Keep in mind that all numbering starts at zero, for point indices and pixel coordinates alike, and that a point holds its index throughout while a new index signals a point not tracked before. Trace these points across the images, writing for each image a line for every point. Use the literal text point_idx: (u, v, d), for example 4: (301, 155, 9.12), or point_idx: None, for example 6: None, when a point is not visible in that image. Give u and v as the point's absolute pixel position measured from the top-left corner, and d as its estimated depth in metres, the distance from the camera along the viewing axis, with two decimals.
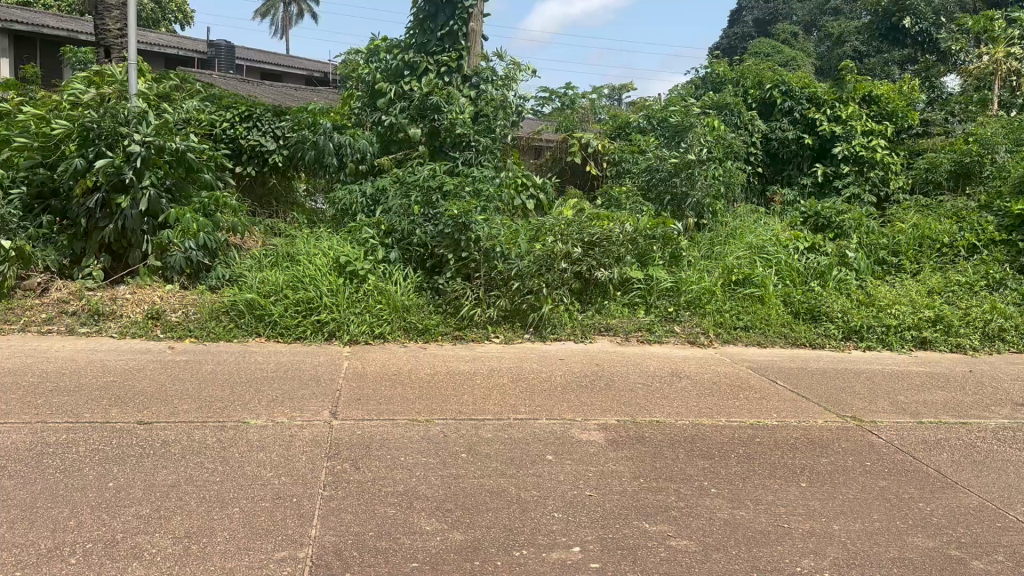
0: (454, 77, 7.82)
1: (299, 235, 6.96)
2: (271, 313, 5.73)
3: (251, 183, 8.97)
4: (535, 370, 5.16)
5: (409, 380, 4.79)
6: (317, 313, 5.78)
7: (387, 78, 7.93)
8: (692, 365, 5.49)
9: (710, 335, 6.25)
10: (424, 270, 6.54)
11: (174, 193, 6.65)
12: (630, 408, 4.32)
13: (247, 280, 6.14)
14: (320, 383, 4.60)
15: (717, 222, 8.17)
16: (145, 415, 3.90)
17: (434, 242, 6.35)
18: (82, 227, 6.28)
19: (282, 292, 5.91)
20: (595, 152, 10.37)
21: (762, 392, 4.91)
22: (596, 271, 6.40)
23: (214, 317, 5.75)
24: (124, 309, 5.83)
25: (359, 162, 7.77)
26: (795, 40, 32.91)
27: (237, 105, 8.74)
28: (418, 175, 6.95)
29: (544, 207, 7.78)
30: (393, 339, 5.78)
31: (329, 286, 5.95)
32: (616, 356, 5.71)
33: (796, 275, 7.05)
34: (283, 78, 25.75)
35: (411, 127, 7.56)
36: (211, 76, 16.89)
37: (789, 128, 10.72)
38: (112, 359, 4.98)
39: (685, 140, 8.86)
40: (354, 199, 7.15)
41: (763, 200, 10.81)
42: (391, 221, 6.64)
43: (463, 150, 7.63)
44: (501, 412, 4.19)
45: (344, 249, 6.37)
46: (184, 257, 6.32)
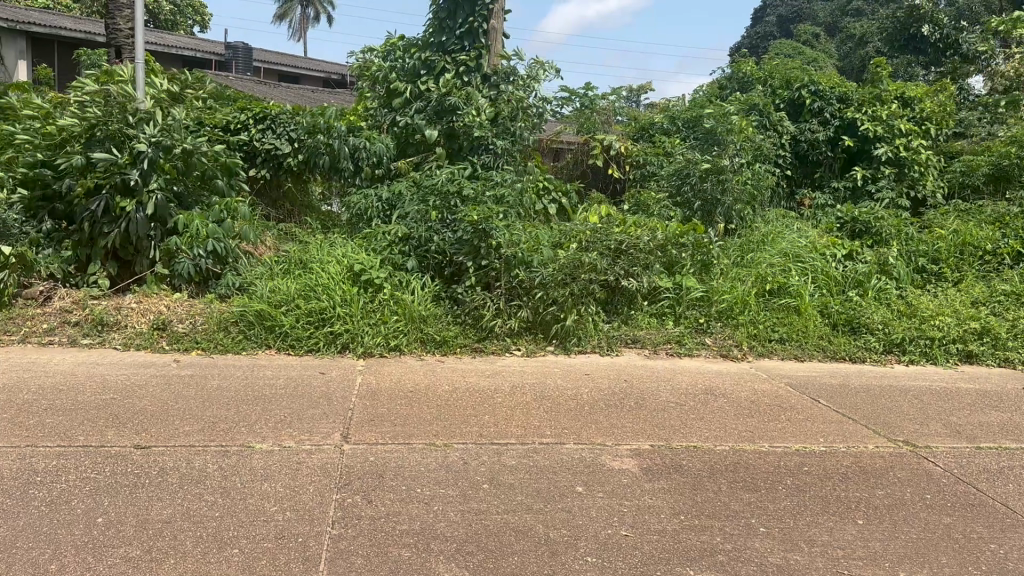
0: (473, 77, 7.52)
1: (312, 242, 6.69)
2: (282, 324, 5.45)
3: (265, 186, 8.73)
4: (559, 387, 4.84)
5: (426, 397, 4.49)
6: (329, 324, 5.50)
7: (405, 78, 7.64)
8: (727, 381, 5.16)
9: (743, 348, 5.93)
10: (443, 278, 6.25)
11: (182, 198, 6.43)
12: (665, 431, 4.01)
13: (257, 288, 5.87)
14: (331, 401, 4.32)
15: (747, 227, 7.83)
16: (142, 438, 3.63)
17: (453, 249, 6.06)
18: (88, 233, 6.04)
19: (293, 301, 5.63)
20: (617, 154, 10.05)
21: (804, 412, 4.57)
22: (622, 280, 6.08)
23: (223, 328, 5.49)
24: (129, 319, 5.58)
25: (375, 166, 7.50)
26: (818, 41, 32.38)
27: (252, 107, 8.55)
28: (436, 178, 6.66)
29: (566, 212, 7.48)
30: (410, 352, 5.49)
31: (343, 296, 5.67)
32: (645, 371, 5.38)
33: (833, 285, 6.71)
34: (301, 80, 25.65)
35: (428, 129, 7.28)
36: (227, 78, 16.77)
37: (819, 130, 10.35)
38: (113, 373, 4.72)
39: (712, 142, 8.51)
40: (369, 204, 6.86)
41: (792, 203, 10.45)
42: (408, 227, 6.36)
43: (482, 152, 7.34)
44: (526, 434, 3.89)
45: (359, 256, 6.09)
46: (193, 264, 6.07)
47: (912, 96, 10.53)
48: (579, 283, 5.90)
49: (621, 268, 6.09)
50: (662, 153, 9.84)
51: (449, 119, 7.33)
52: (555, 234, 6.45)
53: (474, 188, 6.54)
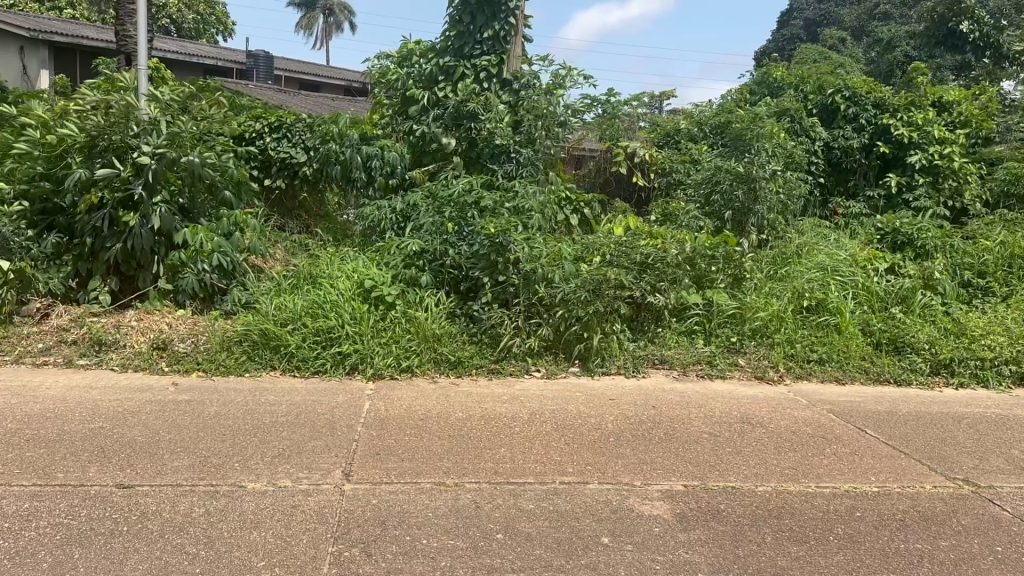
0: (493, 83, 7.18)
1: (323, 255, 6.40)
2: (288, 343, 5.15)
3: (281, 196, 8.53)
4: (581, 414, 4.49)
5: (438, 426, 4.16)
6: (338, 344, 5.19)
7: (422, 84, 7.31)
8: (764, 408, 4.79)
9: (780, 370, 5.55)
10: (459, 294, 5.93)
11: (187, 211, 6.14)
12: (701, 468, 3.66)
13: (263, 305, 5.58)
14: (334, 431, 3.99)
15: (781, 238, 7.43)
16: (126, 475, 3.33)
17: (469, 264, 5.73)
18: (88, 247, 5.77)
19: (300, 320, 5.32)
20: (642, 162, 9.69)
21: (851, 445, 4.21)
22: (649, 297, 5.71)
23: (226, 348, 5.19)
24: (129, 338, 5.30)
25: (389, 176, 7.20)
26: (844, 46, 31.83)
27: (267, 115, 8.38)
28: (453, 189, 6.33)
29: (589, 223, 7.13)
30: (423, 373, 5.16)
31: (352, 314, 5.36)
32: (673, 395, 5.02)
33: (875, 301, 6.29)
34: (322, 88, 25.53)
35: (445, 136, 6.96)
36: (248, 86, 16.60)
37: (854, 136, 9.92)
38: (106, 399, 4.43)
39: (743, 149, 8.12)
40: (383, 215, 6.55)
41: (825, 213, 10.03)
42: (422, 240, 6.04)
43: (502, 161, 7.00)
44: (546, 471, 3.54)
45: (371, 271, 5.78)
46: (197, 280, 5.78)
47: (951, 100, 10.06)
48: (603, 299, 5.53)
49: (647, 283, 5.72)
50: (689, 160, 9.47)
51: (467, 126, 7.00)
52: (577, 248, 6.10)
53: (493, 199, 6.21)
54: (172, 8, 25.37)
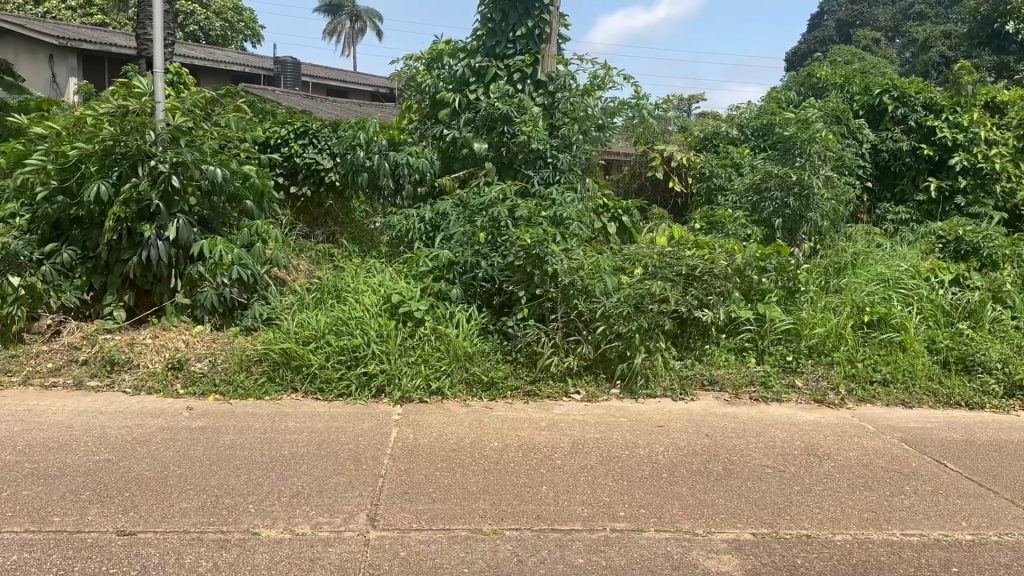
0: (527, 84, 6.81)
1: (348, 267, 6.07)
2: (310, 364, 4.80)
3: (307, 204, 8.40)
4: (627, 443, 4.08)
5: (473, 458, 3.79)
6: (363, 364, 4.83)
7: (452, 85, 6.94)
8: (829, 438, 4.37)
9: (841, 392, 5.12)
10: (492, 309, 5.54)
11: (207, 223, 5.81)
12: (769, 512, 3.29)
13: (284, 321, 5.25)
14: (359, 464, 3.64)
15: (831, 248, 7.01)
16: (129, 520, 3.00)
17: (502, 278, 5.35)
18: (103, 261, 5.46)
19: (323, 338, 4.98)
20: (680, 166, 9.30)
21: (931, 481, 3.79)
22: (697, 312, 5.29)
23: (245, 369, 4.86)
24: (142, 357, 4.99)
25: (418, 183, 6.85)
26: (878, 47, 31.11)
27: (293, 120, 8.20)
28: (486, 197, 5.96)
29: (629, 231, 6.74)
30: (454, 396, 4.79)
31: (378, 331, 5.00)
32: (727, 421, 4.60)
33: (941, 316, 5.81)
34: (350, 94, 25.37)
35: (476, 141, 6.60)
36: (275, 92, 16.40)
37: (903, 139, 9.42)
38: (115, 426, 4.11)
39: (790, 152, 7.68)
40: (411, 224, 6.21)
41: (872, 219, 9.55)
42: (453, 251, 5.67)
43: (537, 167, 6.63)
44: (596, 514, 3.16)
45: (398, 285, 5.43)
46: (216, 295, 5.48)
47: (1006, 100, 9.52)
48: (647, 315, 5.13)
49: (695, 297, 5.31)
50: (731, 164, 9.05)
51: (500, 130, 6.63)
52: (618, 259, 5.70)
53: (528, 207, 5.82)
54: (199, 15, 25.36)
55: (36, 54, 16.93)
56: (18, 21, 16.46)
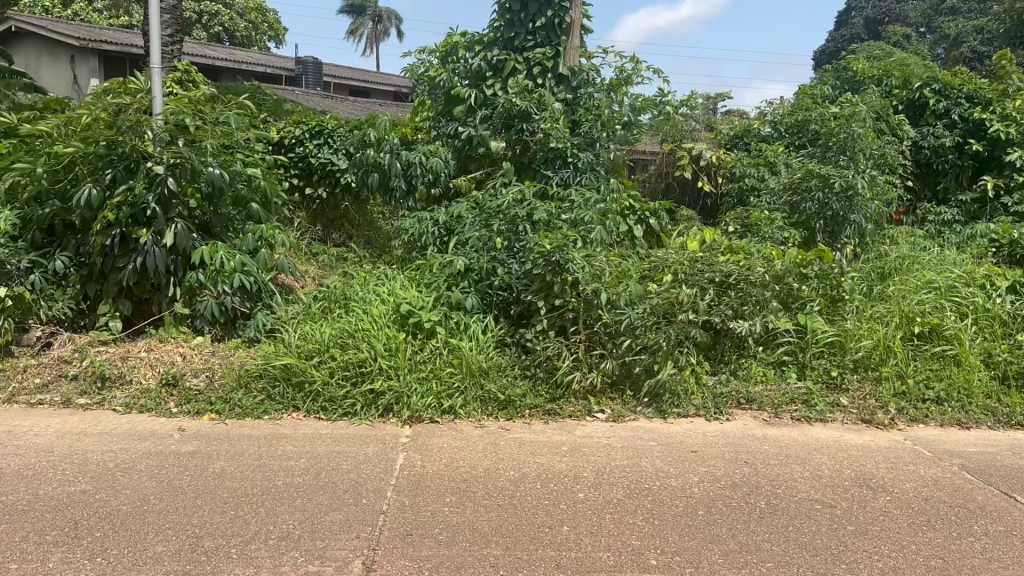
0: (548, 78, 6.41)
1: (358, 275, 5.73)
2: (313, 380, 4.46)
3: (322, 206, 8.20)
4: (655, 472, 3.69)
5: (486, 489, 3.42)
6: (369, 381, 4.47)
7: (468, 80, 6.55)
8: (881, 466, 3.95)
9: (890, 411, 4.70)
10: (509, 319, 5.16)
11: (208, 228, 5.47)
12: (822, 560, 2.89)
13: (287, 333, 4.90)
14: (360, 498, 3.29)
15: (872, 252, 6.58)
16: (93, 568, 2.66)
17: (520, 286, 4.96)
18: (97, 269, 5.15)
19: (327, 352, 4.63)
20: (709, 165, 8.88)
21: (1004, 519, 3.36)
22: (731, 324, 4.87)
23: (243, 385, 4.52)
24: (135, 372, 4.68)
25: (431, 184, 6.46)
26: (910, 43, 30.34)
27: (308, 120, 7.94)
28: (503, 199, 5.57)
29: (656, 235, 6.35)
30: (467, 416, 4.41)
31: (386, 345, 4.64)
32: (766, 446, 4.19)
33: (998, 326, 5.35)
34: (371, 94, 25.16)
35: (492, 140, 6.23)
36: (296, 92, 16.18)
37: (946, 134, 8.91)
38: (99, 450, 3.79)
39: (828, 149, 7.22)
40: (424, 228, 5.86)
41: (913, 219, 9.05)
42: (468, 258, 5.30)
43: (558, 167, 6.24)
44: (622, 563, 2.77)
45: (409, 294, 5.06)
46: (217, 304, 5.15)
47: None
48: (678, 327, 4.74)
49: (728, 307, 4.91)
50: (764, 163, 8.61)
51: (519, 127, 6.25)
52: (645, 266, 5.30)
53: (549, 210, 5.43)
54: (223, 15, 25.24)
55: (57, 56, 16.80)
56: (39, 23, 16.33)
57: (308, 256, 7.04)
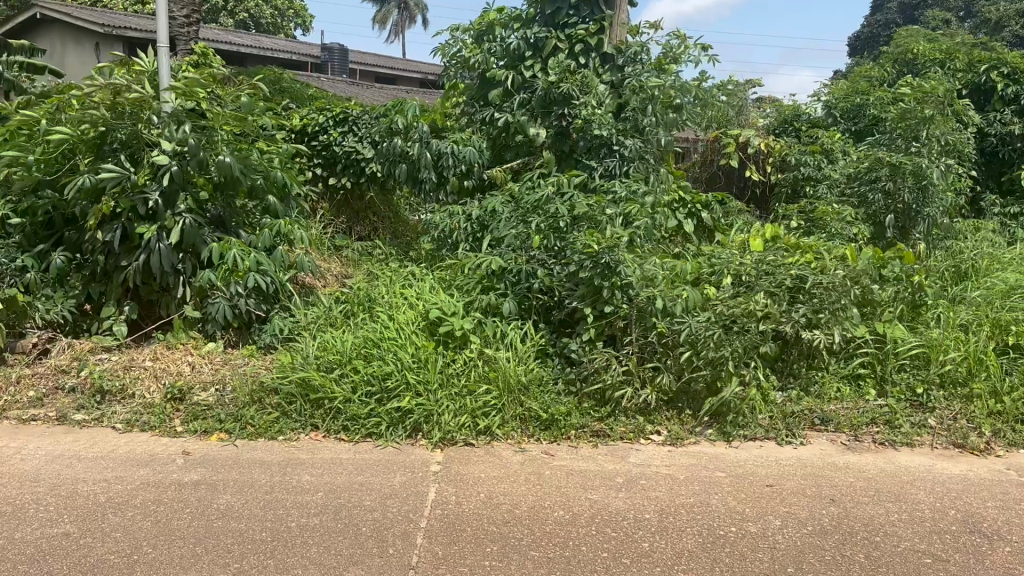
0: (592, 58, 5.82)
1: (384, 275, 5.25)
2: (334, 396, 3.97)
3: (346, 198, 7.84)
4: (728, 514, 3.17)
5: (531, 535, 2.92)
6: (397, 398, 3.97)
7: (503, 60, 5.99)
8: (990, 505, 3.39)
9: (987, 435, 4.12)
10: (552, 325, 4.64)
11: (221, 222, 4.99)
12: None
13: (306, 342, 4.42)
14: (385, 547, 2.80)
15: (945, 251, 5.99)
16: None
17: (564, 289, 4.43)
18: (100, 268, 4.71)
19: (350, 364, 4.13)
20: (758, 153, 8.29)
21: None
22: (804, 333, 4.30)
23: (256, 401, 4.05)
24: (139, 384, 4.24)
25: (464, 177, 6.00)
26: (952, 27, 29.23)
27: (331, 107, 7.49)
28: (543, 191, 5.04)
29: (708, 230, 5.80)
30: (506, 437, 3.91)
31: (415, 356, 4.14)
32: (850, 478, 3.66)
33: None
34: (397, 82, 24.66)
35: (530, 126, 5.69)
36: (320, 79, 15.72)
37: (1015, 120, 8.18)
38: (91, 478, 3.35)
39: (894, 136, 6.60)
40: (456, 223, 5.35)
41: (978, 213, 8.38)
42: (506, 257, 4.77)
43: (602, 156, 5.69)
44: None
45: (439, 297, 4.54)
46: (230, 307, 4.69)
47: None
48: (744, 339, 4.19)
49: (800, 314, 4.35)
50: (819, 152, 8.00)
51: (560, 113, 5.75)
52: (703, 267, 4.75)
53: (594, 204, 4.89)
54: (250, 2, 24.84)
55: (81, 43, 16.41)
56: (62, 9, 15.95)
57: (332, 252, 6.60)
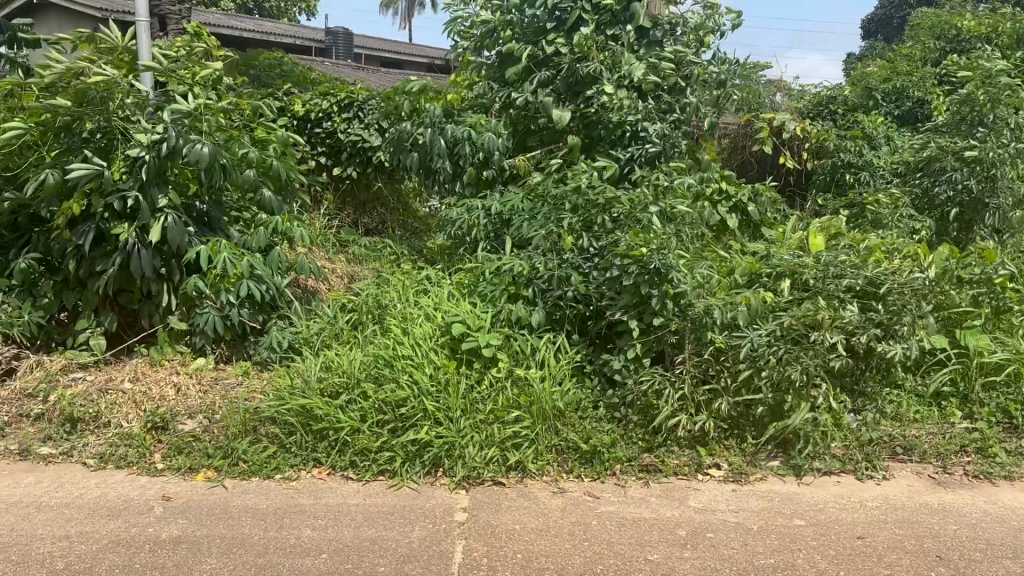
0: (625, 31, 5.14)
1: (395, 279, 4.67)
2: (339, 427, 3.39)
3: (352, 187, 7.27)
4: None
5: None
6: (413, 429, 3.38)
7: (523, 35, 5.35)
8: None
9: None
10: (588, 337, 4.05)
11: (207, 221, 4.39)
12: None
13: (307, 359, 3.84)
14: None
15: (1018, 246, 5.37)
16: None
17: (604, 297, 3.83)
18: (72, 274, 4.14)
19: (358, 388, 3.55)
20: (793, 138, 7.54)
21: None
22: (884, 348, 3.70)
23: (249, 432, 3.48)
24: (116, 410, 3.68)
25: (482, 167, 5.33)
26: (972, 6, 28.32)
27: (336, 91, 6.92)
28: (573, 184, 4.44)
29: (754, 225, 5.20)
30: (541, 475, 3.34)
31: (433, 378, 3.55)
32: (952, 526, 3.08)
33: None
34: (404, 67, 23.92)
35: (556, 108, 5.06)
36: (324, 64, 14.97)
37: None
38: (49, 536, 2.79)
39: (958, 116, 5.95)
40: (475, 220, 4.75)
41: None
42: (533, 259, 4.17)
43: (627, 143, 5.02)
44: None
45: (459, 306, 3.95)
46: (221, 318, 4.12)
47: None
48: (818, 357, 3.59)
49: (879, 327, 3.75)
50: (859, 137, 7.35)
51: (586, 95, 5.06)
52: (758, 266, 4.11)
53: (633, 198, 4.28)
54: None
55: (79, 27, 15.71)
56: None
57: (337, 251, 6.03)
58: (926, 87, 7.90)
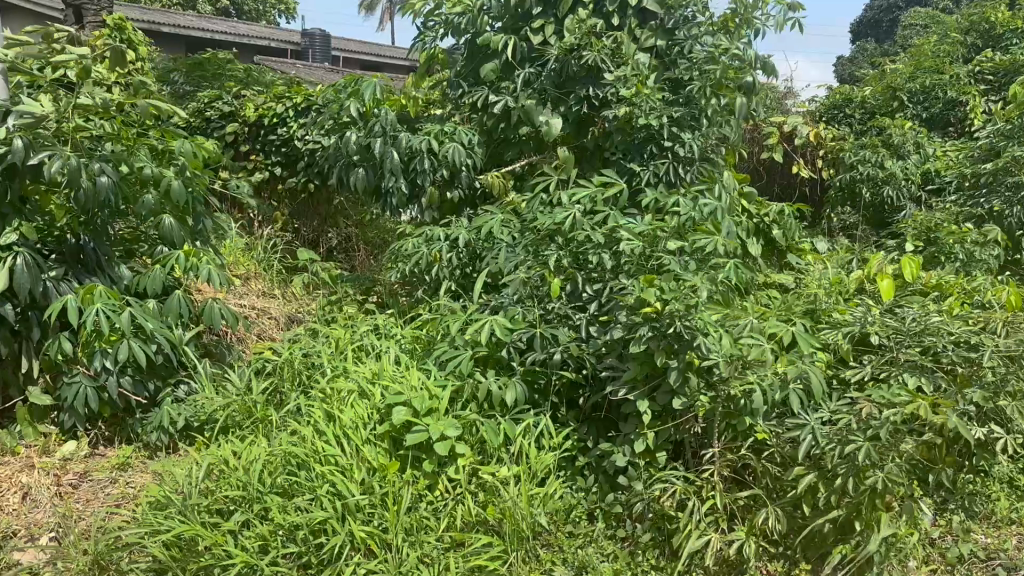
0: (627, 16, 4.19)
1: (334, 329, 3.66)
2: (225, 563, 2.37)
3: (308, 203, 6.27)
4: None
5: None
6: (332, 565, 2.37)
7: (501, 22, 4.32)
8: None
9: None
10: (581, 415, 3.06)
11: (82, 259, 3.35)
12: None
13: (201, 454, 2.83)
14: None
15: None
16: None
17: (604, 366, 2.84)
18: None
19: (260, 501, 2.53)
20: (809, 145, 6.57)
21: None
22: (988, 436, 2.70)
23: (104, 567, 2.46)
24: None
25: (446, 186, 4.36)
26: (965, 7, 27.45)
27: (286, 92, 5.90)
28: (563, 208, 3.45)
29: (783, 254, 4.22)
30: None
31: (365, 487, 2.55)
32: None
33: None
34: (386, 71, 22.83)
35: (539, 111, 4.07)
36: (296, 66, 13.82)
37: None
38: None
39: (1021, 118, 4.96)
40: (437, 252, 3.76)
41: None
42: (510, 310, 3.17)
43: (649, 158, 4.04)
44: None
45: (408, 377, 2.94)
46: (95, 390, 3.11)
47: None
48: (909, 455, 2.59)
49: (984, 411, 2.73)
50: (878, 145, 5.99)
51: (580, 93, 4.09)
52: (806, 318, 3.13)
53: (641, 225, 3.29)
54: None
55: None
56: None
57: (280, 283, 5.03)
58: (960, 85, 6.80)
